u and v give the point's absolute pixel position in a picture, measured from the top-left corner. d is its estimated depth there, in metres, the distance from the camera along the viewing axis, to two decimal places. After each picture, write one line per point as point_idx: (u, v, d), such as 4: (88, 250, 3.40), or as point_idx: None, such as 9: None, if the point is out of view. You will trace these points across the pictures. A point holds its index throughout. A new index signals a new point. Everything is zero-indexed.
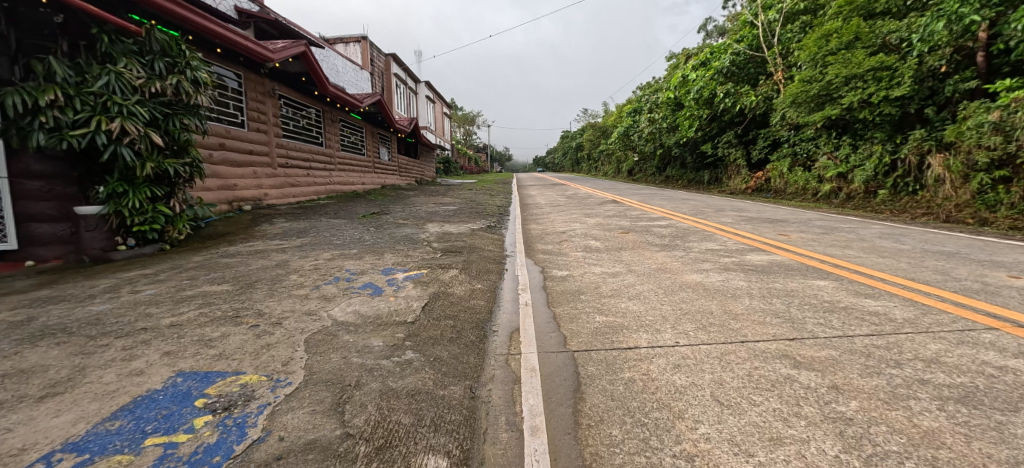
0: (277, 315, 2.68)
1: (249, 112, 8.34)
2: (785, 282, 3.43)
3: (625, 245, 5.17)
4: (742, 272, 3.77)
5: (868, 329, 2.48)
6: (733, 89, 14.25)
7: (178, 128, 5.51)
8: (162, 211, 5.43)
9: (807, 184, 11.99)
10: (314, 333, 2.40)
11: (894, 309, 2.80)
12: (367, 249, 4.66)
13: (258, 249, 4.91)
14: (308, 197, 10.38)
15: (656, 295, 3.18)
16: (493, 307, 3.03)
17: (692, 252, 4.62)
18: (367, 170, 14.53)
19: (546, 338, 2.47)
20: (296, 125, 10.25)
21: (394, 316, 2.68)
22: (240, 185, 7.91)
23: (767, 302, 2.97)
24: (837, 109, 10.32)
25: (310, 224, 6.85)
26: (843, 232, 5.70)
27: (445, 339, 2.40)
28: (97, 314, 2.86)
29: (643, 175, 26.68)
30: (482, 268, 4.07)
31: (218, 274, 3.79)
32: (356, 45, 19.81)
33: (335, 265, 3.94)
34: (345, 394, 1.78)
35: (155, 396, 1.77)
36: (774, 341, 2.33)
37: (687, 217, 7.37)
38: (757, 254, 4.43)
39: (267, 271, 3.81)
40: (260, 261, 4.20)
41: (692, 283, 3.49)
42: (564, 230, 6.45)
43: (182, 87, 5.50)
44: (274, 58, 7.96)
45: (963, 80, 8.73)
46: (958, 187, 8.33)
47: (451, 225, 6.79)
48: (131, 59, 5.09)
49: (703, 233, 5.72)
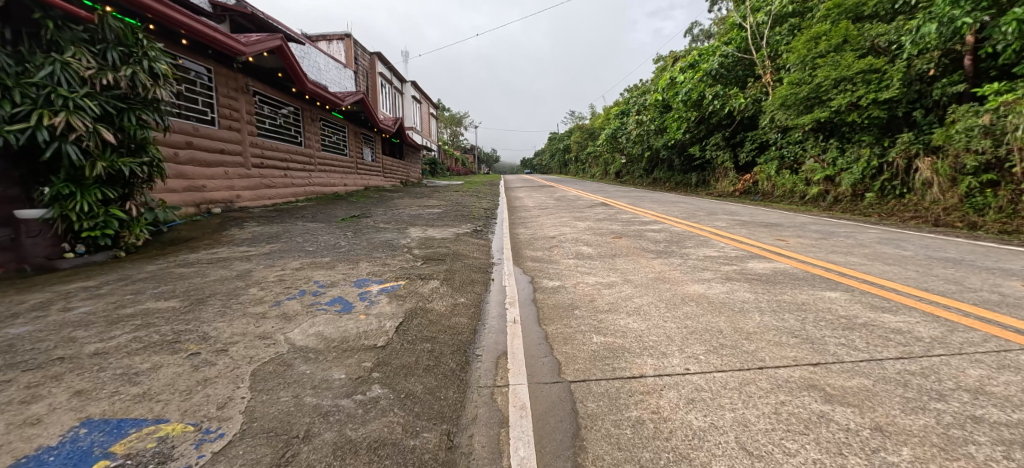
0: (225, 339, 2.30)
1: (220, 109, 7.87)
2: (793, 294, 3.17)
3: (619, 251, 4.89)
4: (746, 282, 3.51)
5: (896, 352, 2.21)
6: (721, 91, 14.19)
7: (134, 125, 5.02)
8: (116, 214, 4.97)
9: (795, 186, 12.01)
10: (265, 364, 2.04)
11: (917, 326, 2.55)
12: (340, 257, 4.28)
13: (221, 257, 4.48)
14: (285, 200, 9.88)
15: (657, 311, 2.88)
16: (477, 326, 2.70)
17: (689, 259, 4.37)
18: (350, 171, 14.05)
19: (538, 365, 2.15)
20: (273, 123, 9.78)
21: (362, 340, 2.31)
22: (210, 186, 7.40)
23: (780, 318, 2.68)
24: (826, 111, 10.24)
25: (284, 228, 6.42)
26: (841, 237, 5.52)
27: (420, 368, 2.06)
28: (12, 339, 2.43)
29: (630, 176, 26.67)
30: (466, 278, 3.72)
31: (169, 287, 3.37)
32: (339, 44, 19.31)
33: (303, 276, 3.55)
34: (288, 451, 1.42)
35: (43, 457, 1.38)
36: (797, 368, 2.04)
37: (680, 221, 7.15)
38: (758, 261, 4.20)
39: (225, 284, 3.40)
40: (219, 272, 3.77)
41: (695, 295, 3.21)
42: (554, 235, 6.14)
43: (138, 79, 5.00)
44: (248, 52, 7.53)
45: (951, 83, 8.73)
46: (945, 190, 8.31)
47: (435, 229, 6.42)
48: (81, 48, 4.62)
49: (698, 238, 5.49)
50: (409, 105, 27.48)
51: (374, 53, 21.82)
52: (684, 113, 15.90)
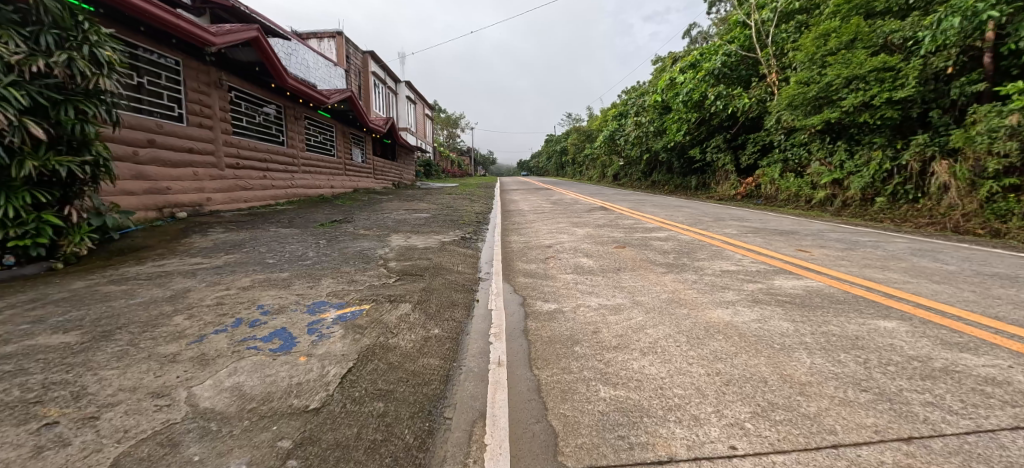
0: (105, 399, 1.69)
1: (189, 105, 7.27)
2: (841, 324, 2.62)
3: (624, 264, 4.31)
4: (779, 306, 2.95)
5: (1007, 418, 1.64)
6: (724, 91, 13.57)
7: (72, 118, 4.37)
8: (51, 221, 4.31)
9: (800, 190, 11.56)
10: (139, 445, 1.43)
11: (1015, 374, 1.98)
12: (301, 272, 3.66)
13: (165, 271, 3.87)
14: (264, 202, 9.25)
15: (677, 348, 2.30)
16: (451, 370, 2.10)
17: (705, 275, 3.79)
18: (337, 173, 13.42)
19: (526, 440, 1.56)
20: (251, 121, 9.17)
21: (290, 400, 1.71)
22: (175, 188, 6.76)
23: (836, 361, 2.13)
24: (836, 112, 9.75)
25: (251, 235, 5.80)
26: (868, 248, 4.97)
27: (360, 449, 1.46)
28: None
29: (629, 179, 26.24)
30: (446, 300, 3.14)
31: (79, 313, 2.75)
32: (330, 42, 18.75)
33: (248, 298, 2.94)
34: None
35: None
36: (885, 447, 1.47)
37: (686, 228, 6.59)
38: (786, 277, 3.65)
39: (150, 308, 2.78)
40: (152, 292, 3.16)
41: (721, 325, 2.65)
42: (551, 243, 5.57)
43: (76, 67, 4.35)
44: (217, 43, 6.94)
45: (970, 82, 8.21)
46: (963, 195, 7.81)
47: (419, 237, 5.84)
48: (7, 30, 3.94)
49: (711, 248, 4.93)
50: (404, 105, 27.01)
51: (366, 52, 21.27)
52: (684, 114, 15.39)
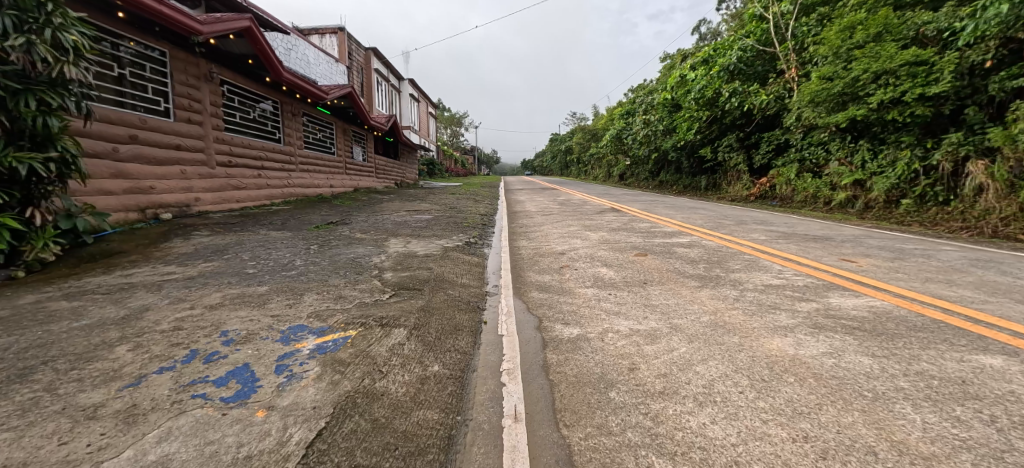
0: None
1: (177, 99, 6.84)
2: (936, 362, 2.10)
3: (649, 276, 3.80)
4: (847, 334, 2.46)
5: None
6: (740, 87, 12.98)
7: (33, 111, 3.90)
8: (12, 226, 3.81)
9: (818, 191, 11.01)
10: None
11: None
12: (282, 286, 3.19)
13: (131, 282, 3.41)
14: (258, 202, 8.81)
15: (741, 397, 1.80)
16: (455, 428, 1.61)
17: (746, 291, 3.29)
18: (337, 171, 12.94)
19: None
20: (245, 116, 8.71)
21: None
22: (160, 187, 6.34)
23: (958, 422, 1.62)
24: (862, 108, 9.18)
25: (237, 239, 5.34)
26: (918, 257, 4.47)
27: None
28: None
29: (636, 179, 25.70)
30: (449, 322, 2.66)
31: (8, 339, 2.29)
32: (332, 37, 18.29)
33: (212, 321, 2.47)
34: None
35: None
36: None
37: (710, 232, 6.07)
38: (841, 294, 3.15)
39: (93, 334, 2.32)
40: (107, 310, 2.71)
41: (786, 360, 2.15)
42: (563, 250, 5.08)
43: (36, 52, 3.86)
44: (205, 32, 6.46)
45: (1010, 76, 7.59)
46: (1001, 198, 7.24)
47: (419, 242, 5.36)
48: None
49: (743, 257, 4.43)
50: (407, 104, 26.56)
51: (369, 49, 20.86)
52: (695, 112, 14.86)
